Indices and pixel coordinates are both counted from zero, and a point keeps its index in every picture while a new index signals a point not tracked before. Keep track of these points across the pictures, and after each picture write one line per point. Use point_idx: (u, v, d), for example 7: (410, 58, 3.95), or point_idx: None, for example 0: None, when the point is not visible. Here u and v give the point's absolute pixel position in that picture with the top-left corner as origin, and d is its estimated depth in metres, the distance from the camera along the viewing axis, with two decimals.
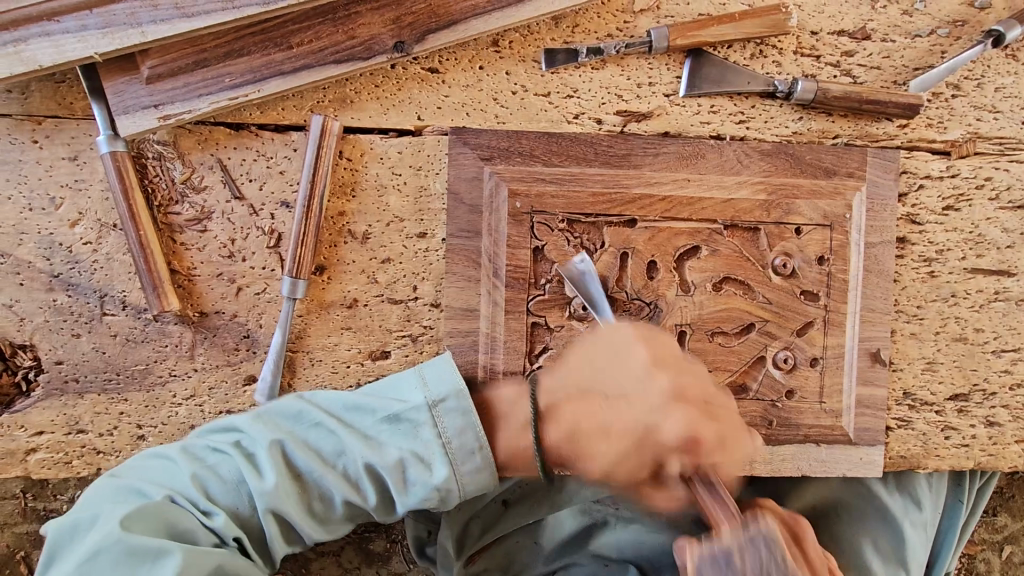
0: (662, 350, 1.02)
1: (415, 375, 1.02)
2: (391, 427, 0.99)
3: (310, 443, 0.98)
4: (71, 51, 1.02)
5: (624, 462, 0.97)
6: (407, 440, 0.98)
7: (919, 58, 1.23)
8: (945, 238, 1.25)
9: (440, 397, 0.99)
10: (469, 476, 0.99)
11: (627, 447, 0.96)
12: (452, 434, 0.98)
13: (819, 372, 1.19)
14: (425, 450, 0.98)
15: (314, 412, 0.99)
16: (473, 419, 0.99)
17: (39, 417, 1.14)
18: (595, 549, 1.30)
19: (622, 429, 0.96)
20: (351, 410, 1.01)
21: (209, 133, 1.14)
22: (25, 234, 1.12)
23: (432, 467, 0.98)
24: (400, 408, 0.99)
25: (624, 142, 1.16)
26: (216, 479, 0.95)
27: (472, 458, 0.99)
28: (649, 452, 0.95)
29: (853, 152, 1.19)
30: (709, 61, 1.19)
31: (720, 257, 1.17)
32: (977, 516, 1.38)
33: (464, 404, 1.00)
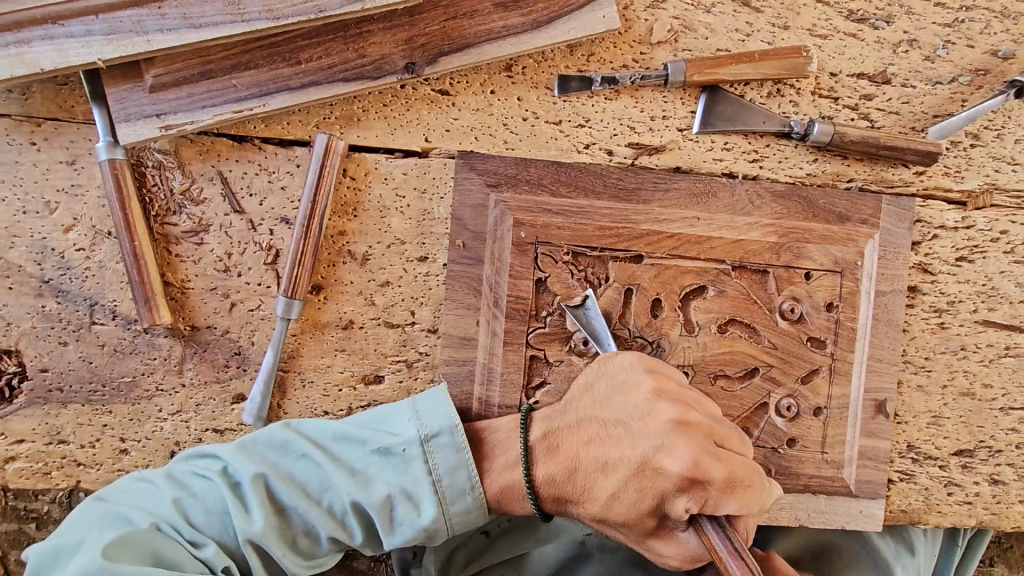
0: (666, 377, 0.98)
1: (408, 407, 1.00)
2: (380, 463, 0.96)
3: (297, 475, 0.95)
4: (75, 56, 1.00)
5: (628, 498, 0.94)
6: (396, 476, 0.96)
7: (939, 105, 1.21)
8: (956, 290, 1.22)
9: (433, 432, 0.97)
10: (458, 515, 0.97)
11: (630, 481, 0.93)
12: (443, 471, 0.96)
13: (822, 422, 1.16)
14: (415, 487, 0.95)
15: (300, 443, 0.96)
16: (467, 457, 0.97)
17: (20, 425, 1.11)
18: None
19: (625, 461, 0.93)
20: (340, 439, 0.98)
21: (211, 144, 1.11)
22: (16, 237, 1.10)
23: (421, 503, 0.95)
24: (390, 443, 0.97)
25: (634, 176, 1.14)
26: (202, 507, 0.92)
27: (463, 496, 0.97)
28: (652, 486, 0.92)
29: (867, 198, 1.16)
30: (725, 98, 1.16)
31: (726, 299, 1.14)
32: (972, 563, 1.33)
33: (457, 440, 0.98)
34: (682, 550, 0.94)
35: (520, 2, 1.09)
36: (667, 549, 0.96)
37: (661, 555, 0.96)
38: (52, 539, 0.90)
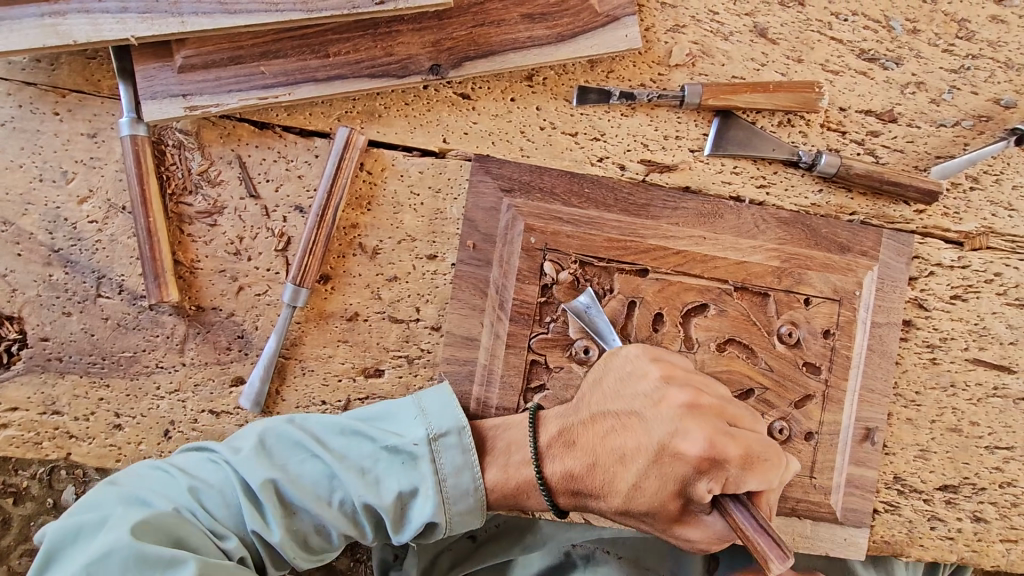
0: (673, 366, 1.00)
1: (417, 406, 1.01)
2: (389, 462, 0.97)
3: (310, 471, 0.95)
4: (108, 31, 1.01)
5: (651, 487, 0.94)
6: (405, 474, 0.96)
7: (942, 146, 1.25)
8: (949, 327, 1.25)
9: (442, 430, 0.99)
10: (460, 516, 0.98)
11: (651, 469, 0.93)
12: (449, 472, 0.97)
13: (812, 447, 1.18)
14: (423, 486, 0.96)
15: (311, 443, 0.96)
16: (473, 458, 0.98)
17: (15, 393, 1.10)
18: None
19: (643, 450, 0.94)
20: (351, 432, 0.98)
21: (233, 128, 1.13)
22: (31, 204, 1.10)
23: (426, 503, 0.96)
24: (400, 442, 0.97)
25: (645, 192, 1.16)
26: (219, 498, 0.93)
27: (467, 497, 0.98)
28: (673, 471, 0.92)
29: (868, 231, 1.19)
30: (737, 124, 1.20)
31: (727, 318, 1.16)
32: None
33: (465, 441, 0.99)
34: (710, 534, 0.94)
35: (547, 16, 1.12)
36: (694, 534, 0.96)
37: (689, 540, 0.97)
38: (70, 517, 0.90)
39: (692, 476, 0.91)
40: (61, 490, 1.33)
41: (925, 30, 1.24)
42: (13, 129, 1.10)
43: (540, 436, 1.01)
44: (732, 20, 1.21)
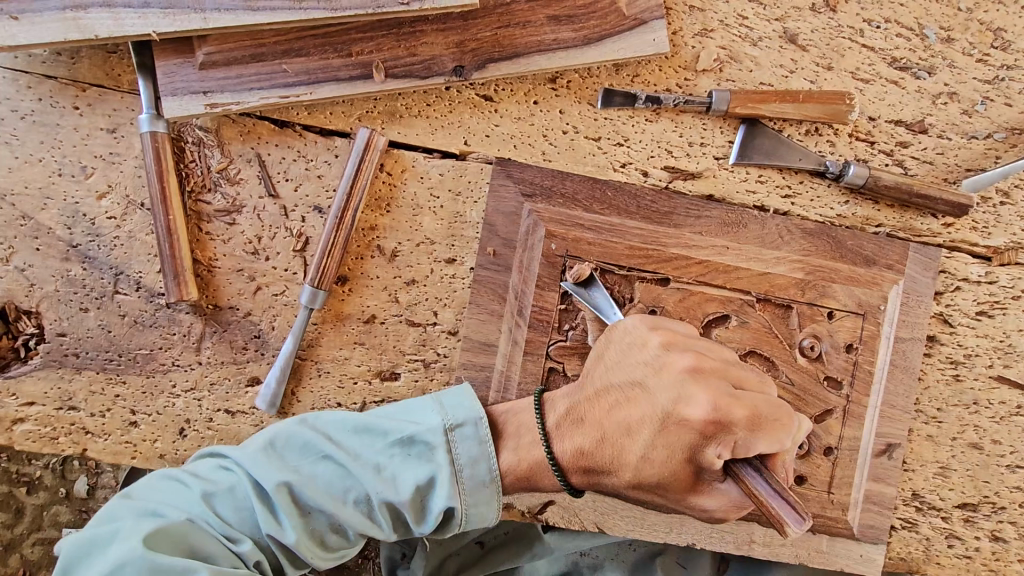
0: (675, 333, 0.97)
1: (435, 401, 0.99)
2: (403, 457, 0.96)
3: (321, 469, 0.95)
4: (130, 26, 1.00)
5: (659, 455, 0.91)
6: (421, 467, 0.95)
7: (972, 159, 1.22)
8: (973, 343, 1.23)
9: (457, 422, 0.97)
10: (476, 506, 0.98)
11: (657, 436, 0.90)
12: (465, 462, 0.96)
13: (831, 462, 1.17)
14: (438, 480, 0.95)
15: (322, 443, 0.95)
16: (489, 448, 0.97)
17: (32, 387, 1.10)
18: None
19: (649, 417, 0.91)
20: (364, 429, 0.98)
21: (253, 126, 1.12)
22: (50, 199, 1.10)
23: (442, 494, 0.95)
24: (416, 437, 0.96)
25: (668, 200, 1.15)
26: (234, 502, 0.92)
27: (482, 489, 0.97)
28: (680, 436, 0.88)
29: (895, 244, 1.18)
30: (764, 133, 1.17)
31: (748, 330, 1.14)
32: None
33: (481, 432, 0.98)
34: (726, 502, 0.92)
35: (574, 17, 1.10)
36: (711, 504, 0.93)
37: (705, 510, 0.93)
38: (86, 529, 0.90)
39: (700, 440, 0.87)
40: (73, 480, 1.50)
41: (960, 39, 1.21)
42: (33, 122, 1.09)
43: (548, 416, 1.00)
44: (762, 25, 1.19)
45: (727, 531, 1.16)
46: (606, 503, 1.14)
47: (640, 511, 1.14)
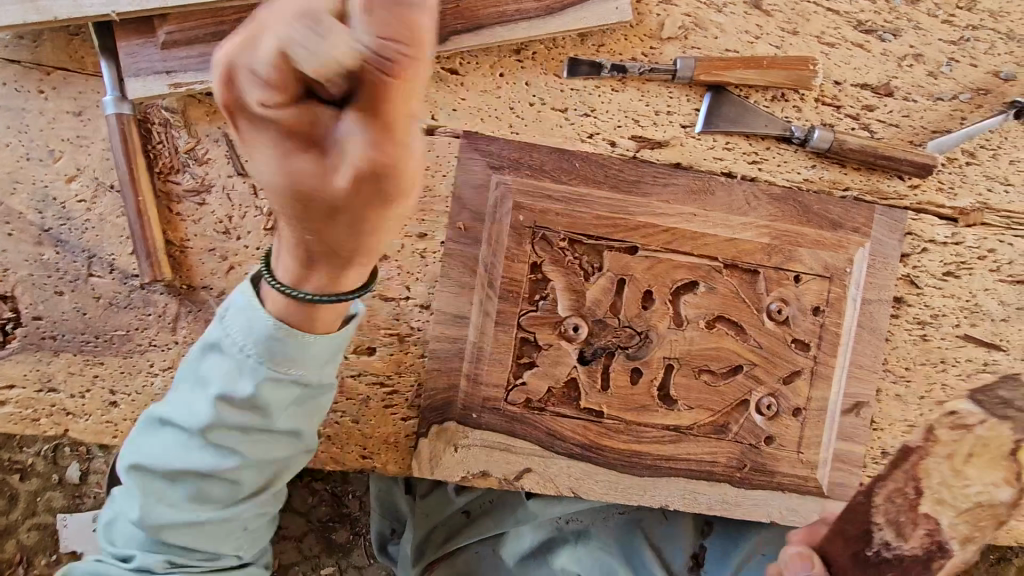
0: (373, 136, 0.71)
1: (218, 322, 0.86)
2: (266, 383, 0.84)
3: (201, 423, 0.86)
4: (89, 6, 1.01)
5: (354, 147, 0.54)
6: (246, 367, 0.83)
7: (939, 121, 1.23)
8: (940, 304, 1.25)
9: (229, 303, 0.85)
10: (298, 347, 0.82)
11: (327, 169, 0.57)
12: (240, 334, 0.82)
13: (800, 423, 1.20)
14: (248, 364, 0.83)
15: (202, 384, 0.88)
16: (259, 311, 0.81)
17: (11, 370, 1.12)
18: (560, 564, 1.34)
19: (326, 219, 0.62)
20: (219, 362, 0.85)
21: (219, 105, 1.12)
22: (19, 183, 1.10)
23: (258, 375, 0.83)
24: (279, 371, 0.83)
25: (635, 169, 1.16)
26: (155, 483, 0.89)
27: (273, 345, 0.81)
28: (360, 99, 0.51)
29: (861, 208, 1.20)
30: (730, 100, 1.17)
31: (716, 296, 1.17)
32: None
33: (248, 298, 0.82)
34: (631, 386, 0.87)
35: None
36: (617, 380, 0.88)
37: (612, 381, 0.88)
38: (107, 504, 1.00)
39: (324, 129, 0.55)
40: (65, 466, 1.58)
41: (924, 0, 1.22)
42: None
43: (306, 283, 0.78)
44: None
45: (699, 492, 1.19)
46: (580, 469, 1.16)
47: (614, 475, 1.17)
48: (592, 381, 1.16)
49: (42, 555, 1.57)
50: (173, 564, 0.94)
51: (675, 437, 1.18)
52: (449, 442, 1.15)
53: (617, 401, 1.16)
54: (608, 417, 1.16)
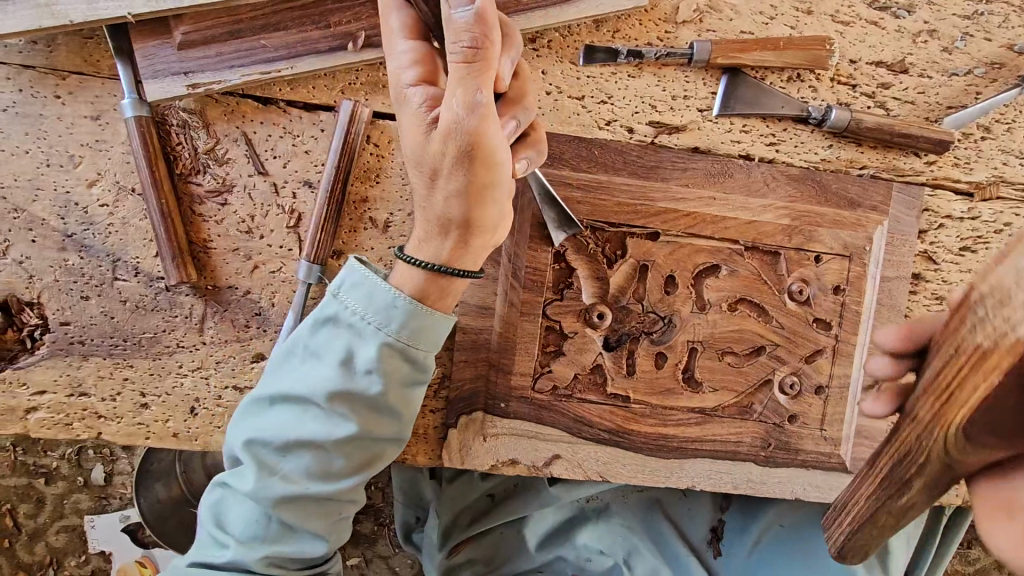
0: (402, 101, 0.80)
1: (331, 300, 0.92)
2: (376, 345, 0.89)
3: (319, 391, 0.89)
4: (105, 9, 0.99)
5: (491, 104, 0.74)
6: (353, 333, 0.90)
7: (954, 96, 1.23)
8: (958, 278, 1.26)
9: (336, 285, 0.92)
10: (406, 316, 0.89)
11: (484, 123, 0.74)
12: (356, 305, 0.90)
13: (822, 400, 1.22)
14: (357, 331, 0.90)
15: (304, 357, 0.93)
16: (373, 281, 0.90)
17: (41, 376, 1.12)
18: (583, 539, 1.39)
19: (487, 169, 0.80)
20: (338, 330, 0.91)
21: (236, 104, 1.11)
22: (40, 190, 1.10)
23: (368, 341, 0.89)
24: (400, 334, 0.89)
25: (654, 154, 1.17)
26: (270, 457, 0.91)
27: (388, 312, 0.89)
28: (490, 67, 0.71)
29: (878, 186, 1.20)
30: (746, 83, 1.17)
31: (737, 279, 1.18)
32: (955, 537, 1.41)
33: (359, 274, 0.91)
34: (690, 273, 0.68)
35: None
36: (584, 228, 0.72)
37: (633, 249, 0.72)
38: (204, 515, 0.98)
39: (473, 91, 0.72)
40: (90, 468, 1.59)
41: None
42: (15, 114, 1.08)
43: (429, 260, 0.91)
44: None
45: (726, 472, 1.20)
46: (608, 453, 1.18)
47: (641, 458, 1.19)
48: (617, 366, 1.17)
49: (73, 557, 1.59)
50: (283, 548, 0.93)
51: (701, 419, 1.19)
52: (478, 432, 1.16)
53: (642, 385, 1.18)
54: (634, 402, 1.18)
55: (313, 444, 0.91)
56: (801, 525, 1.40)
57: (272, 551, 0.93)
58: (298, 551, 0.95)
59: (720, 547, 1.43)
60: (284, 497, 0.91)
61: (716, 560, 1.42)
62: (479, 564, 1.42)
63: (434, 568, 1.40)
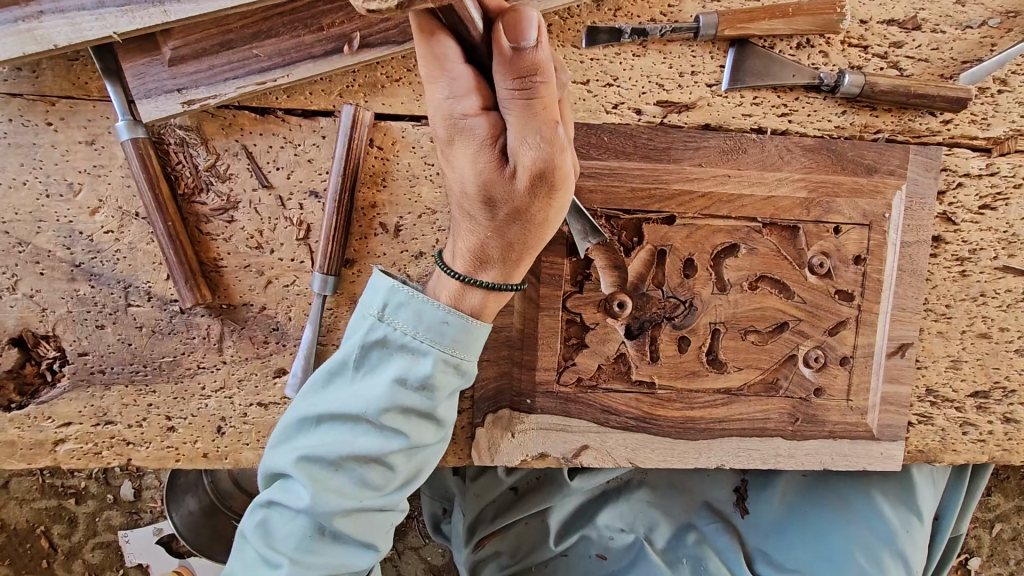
0: (457, 134, 0.77)
1: (374, 319, 0.93)
2: (429, 361, 0.92)
3: (373, 407, 0.92)
4: (89, 30, 0.95)
5: (562, 131, 0.75)
6: (404, 351, 0.93)
7: (968, 50, 1.19)
8: (978, 238, 1.24)
9: (379, 305, 0.93)
10: (455, 330, 0.92)
11: (562, 152, 0.76)
12: (405, 324, 0.92)
13: (847, 371, 1.21)
14: (408, 348, 0.92)
15: (351, 376, 0.95)
16: (420, 298, 0.92)
17: (66, 408, 1.12)
18: (604, 520, 1.42)
19: (561, 194, 0.81)
20: (387, 348, 0.93)
21: (233, 118, 1.08)
22: (43, 221, 1.08)
23: (420, 358, 0.92)
24: (451, 348, 0.92)
25: (664, 136, 1.13)
26: (324, 474, 0.93)
27: (438, 329, 0.91)
28: (555, 102, 0.73)
29: (895, 149, 1.17)
30: (753, 53, 1.13)
31: (757, 256, 1.16)
32: (980, 487, 1.43)
33: (401, 293, 0.92)
34: None
35: None
36: None
37: None
38: (250, 534, 0.98)
39: (551, 126, 0.73)
40: (118, 485, 1.60)
41: None
42: (8, 145, 1.05)
43: (481, 276, 0.92)
44: None
45: (754, 448, 1.21)
46: (635, 440, 1.18)
47: (670, 442, 1.19)
48: (641, 354, 1.16)
49: (110, 572, 1.61)
50: (335, 562, 0.96)
51: (727, 400, 1.19)
52: (506, 429, 1.16)
53: (667, 370, 1.17)
54: (660, 388, 1.17)
55: (368, 459, 0.93)
56: (823, 475, 1.39)
57: (326, 565, 0.95)
58: (348, 564, 0.97)
59: (747, 506, 1.44)
60: (338, 513, 0.93)
61: (744, 519, 1.44)
62: (506, 556, 1.44)
63: (462, 563, 1.43)
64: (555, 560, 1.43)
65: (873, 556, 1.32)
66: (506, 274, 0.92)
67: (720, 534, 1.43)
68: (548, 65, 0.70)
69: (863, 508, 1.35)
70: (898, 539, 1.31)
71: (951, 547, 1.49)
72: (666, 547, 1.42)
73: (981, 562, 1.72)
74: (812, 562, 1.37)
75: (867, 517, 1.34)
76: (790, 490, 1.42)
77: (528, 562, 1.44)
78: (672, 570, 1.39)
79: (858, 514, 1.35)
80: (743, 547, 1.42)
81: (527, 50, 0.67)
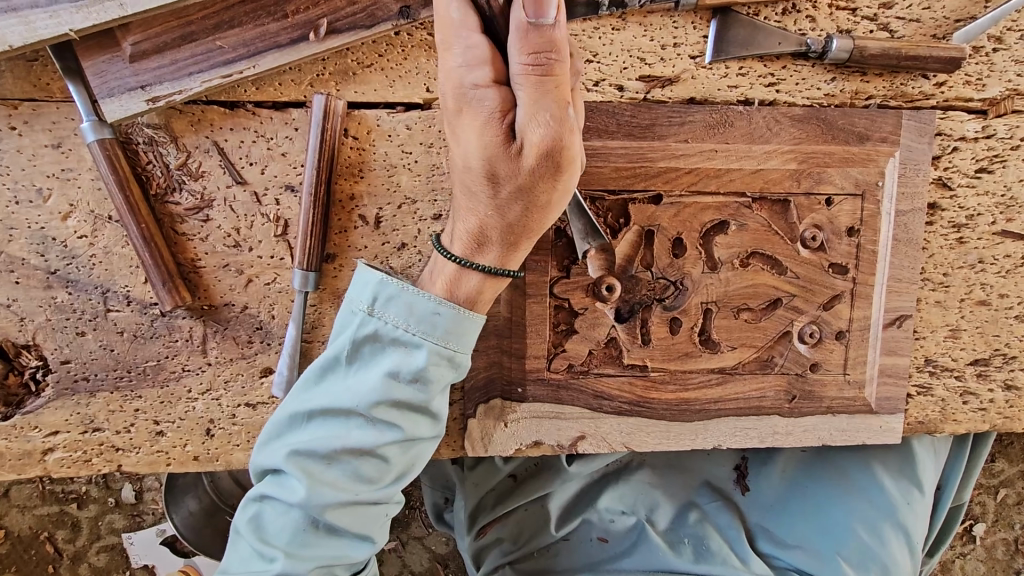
0: (466, 105, 0.76)
1: (365, 314, 0.91)
2: (422, 353, 0.90)
3: (365, 402, 0.90)
4: (42, 29, 0.92)
5: (572, 113, 0.75)
6: (397, 343, 0.91)
7: (961, 8, 1.14)
8: (975, 203, 1.21)
9: (368, 297, 0.91)
10: (447, 321, 0.90)
11: (570, 136, 0.75)
12: (397, 316, 0.90)
13: (843, 345, 1.19)
14: (400, 340, 0.90)
15: (342, 370, 0.93)
16: (410, 290, 0.90)
17: (52, 417, 1.11)
18: (604, 503, 1.41)
19: (564, 178, 0.80)
20: (380, 342, 0.91)
21: (202, 113, 1.05)
22: (14, 229, 1.05)
23: (413, 350, 0.90)
24: (444, 340, 0.90)
25: (648, 111, 1.10)
26: (316, 469, 0.91)
27: (430, 320, 0.90)
28: (568, 83, 0.73)
29: (888, 115, 1.13)
30: (738, 21, 1.09)
31: (747, 232, 1.13)
32: (980, 458, 1.42)
33: (391, 286, 0.91)
34: None
35: None
36: None
37: None
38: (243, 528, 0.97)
39: (561, 106, 0.73)
40: (119, 488, 1.60)
41: None
42: None
43: (478, 259, 0.90)
44: None
45: (750, 427, 1.19)
46: (630, 424, 1.17)
47: (665, 424, 1.17)
48: (632, 337, 1.14)
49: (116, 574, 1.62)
50: (329, 555, 0.95)
51: (722, 379, 1.17)
52: (498, 419, 1.15)
53: (659, 352, 1.15)
54: (652, 370, 1.15)
55: (362, 453, 0.92)
56: (822, 450, 1.38)
57: (320, 558, 0.94)
58: (344, 557, 0.96)
59: (747, 484, 1.43)
60: (331, 507, 0.91)
61: (745, 496, 1.43)
62: (507, 543, 1.43)
63: (464, 549, 1.43)
64: (557, 544, 1.42)
65: (874, 529, 1.31)
66: (503, 260, 0.90)
67: (721, 512, 1.41)
68: (563, 45, 0.70)
69: (863, 481, 1.34)
70: (898, 510, 1.31)
71: (953, 516, 1.48)
72: (668, 529, 1.40)
73: (986, 527, 1.72)
74: (812, 535, 1.36)
75: (867, 489, 1.33)
76: (792, 467, 1.41)
77: (531, 547, 1.42)
78: (674, 550, 1.37)
79: (859, 487, 1.34)
80: (744, 523, 1.41)
81: (545, 27, 0.67)
